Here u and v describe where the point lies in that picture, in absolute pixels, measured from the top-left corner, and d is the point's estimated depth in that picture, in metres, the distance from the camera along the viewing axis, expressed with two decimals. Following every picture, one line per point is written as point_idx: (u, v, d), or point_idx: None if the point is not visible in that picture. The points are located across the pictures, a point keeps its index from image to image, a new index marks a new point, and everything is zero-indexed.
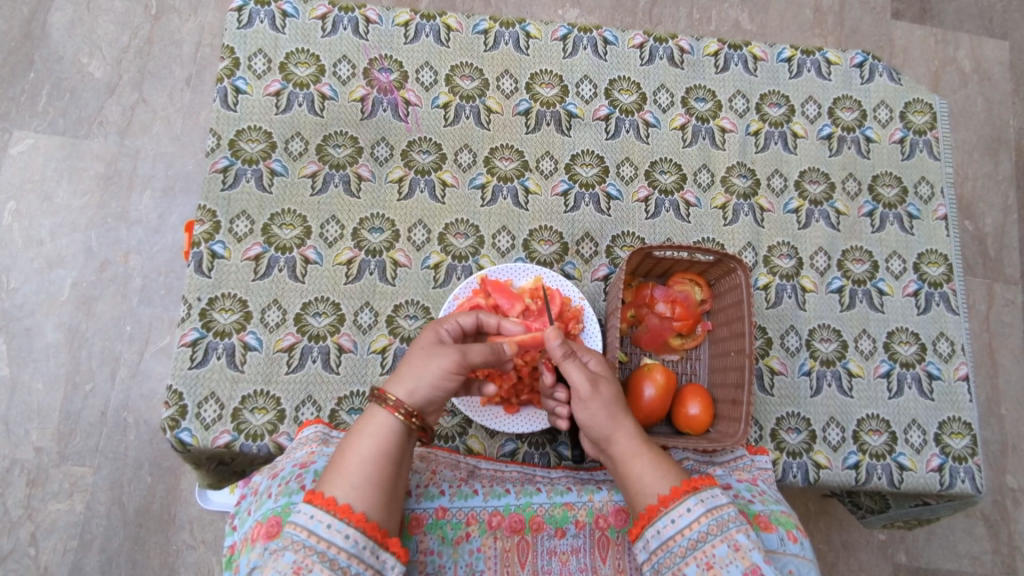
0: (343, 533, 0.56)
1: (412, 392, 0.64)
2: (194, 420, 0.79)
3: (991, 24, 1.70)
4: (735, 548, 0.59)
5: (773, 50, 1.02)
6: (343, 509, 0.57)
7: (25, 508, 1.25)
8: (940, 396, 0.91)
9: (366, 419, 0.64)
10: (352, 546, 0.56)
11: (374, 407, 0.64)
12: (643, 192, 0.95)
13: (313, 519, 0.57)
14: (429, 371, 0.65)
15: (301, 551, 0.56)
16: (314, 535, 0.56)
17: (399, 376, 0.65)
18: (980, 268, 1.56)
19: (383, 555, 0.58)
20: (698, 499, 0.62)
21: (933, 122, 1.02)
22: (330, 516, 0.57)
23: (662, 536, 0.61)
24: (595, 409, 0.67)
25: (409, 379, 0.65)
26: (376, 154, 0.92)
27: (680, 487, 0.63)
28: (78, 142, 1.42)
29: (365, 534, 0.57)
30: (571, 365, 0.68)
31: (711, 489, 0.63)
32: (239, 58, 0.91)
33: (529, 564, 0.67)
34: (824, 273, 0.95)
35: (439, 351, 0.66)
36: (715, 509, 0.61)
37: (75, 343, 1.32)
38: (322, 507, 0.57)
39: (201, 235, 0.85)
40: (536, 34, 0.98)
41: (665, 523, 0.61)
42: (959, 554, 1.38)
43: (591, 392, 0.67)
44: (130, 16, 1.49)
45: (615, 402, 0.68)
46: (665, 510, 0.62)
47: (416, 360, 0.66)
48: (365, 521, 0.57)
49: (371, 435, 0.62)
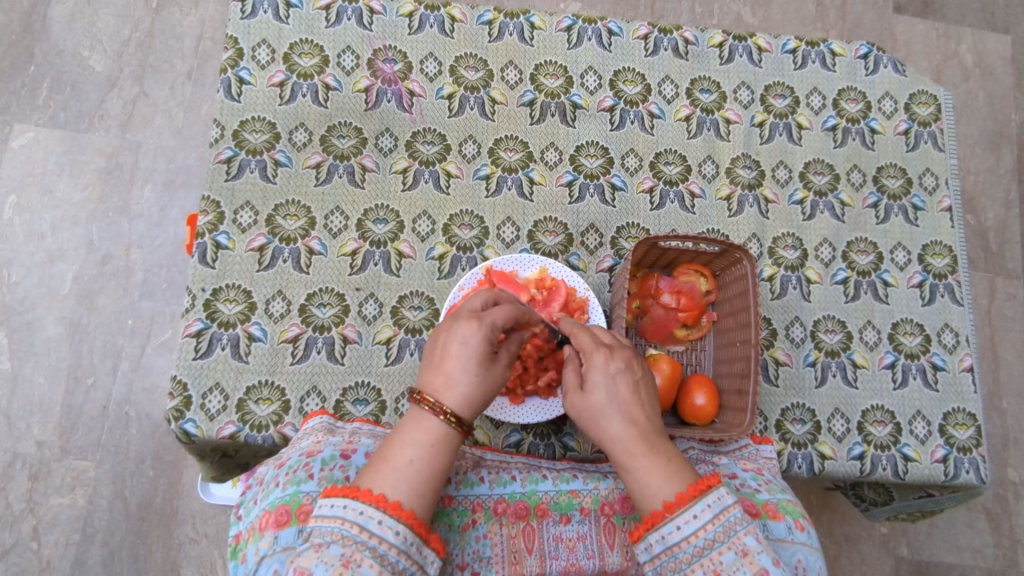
0: (394, 529, 0.56)
1: (474, 410, 0.64)
2: (199, 411, 0.78)
3: (993, 18, 1.70)
4: (742, 554, 0.58)
5: (778, 41, 1.02)
6: (395, 506, 0.57)
7: (27, 502, 1.24)
8: (945, 386, 0.91)
9: (419, 430, 0.62)
10: (402, 543, 0.56)
11: (426, 418, 0.62)
12: (648, 183, 0.95)
13: (363, 514, 0.56)
14: (490, 389, 0.66)
15: (350, 545, 0.55)
16: (364, 530, 0.55)
17: (458, 391, 0.63)
18: (982, 262, 1.56)
19: (427, 552, 0.58)
20: (706, 504, 0.59)
21: (938, 114, 1.02)
22: (381, 512, 0.56)
23: (667, 541, 0.59)
24: (579, 419, 0.66)
25: (474, 401, 0.64)
26: (380, 145, 0.92)
27: (687, 493, 0.60)
28: (79, 136, 1.42)
29: (414, 530, 0.57)
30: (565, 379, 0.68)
31: (716, 491, 0.60)
32: (243, 48, 0.91)
33: (536, 550, 0.66)
34: (829, 264, 0.95)
35: (496, 368, 0.66)
36: (722, 513, 0.59)
37: (77, 336, 1.32)
38: (372, 503, 0.56)
39: (205, 226, 0.84)
40: (540, 25, 0.98)
41: (670, 529, 0.59)
42: (961, 547, 1.38)
43: (569, 401, 0.67)
44: (130, 9, 1.49)
45: (600, 405, 0.65)
46: (671, 516, 0.59)
47: (477, 378, 0.64)
48: (414, 518, 0.57)
49: (435, 450, 0.61)
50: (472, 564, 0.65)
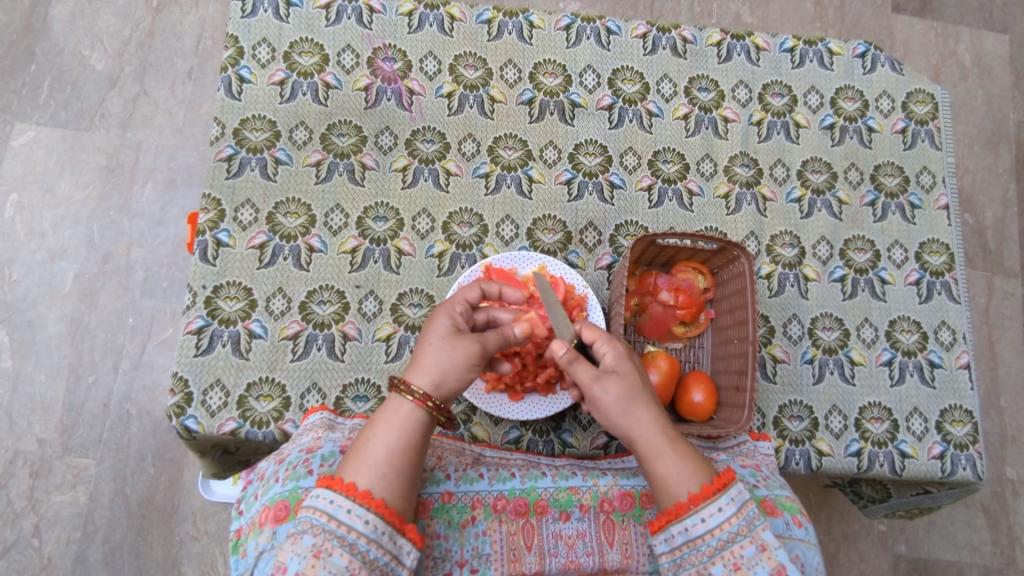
0: (363, 518, 0.56)
1: (435, 381, 0.63)
2: (200, 407, 0.79)
3: (991, 17, 1.70)
4: (762, 548, 0.59)
5: (776, 40, 1.03)
6: (363, 494, 0.57)
7: (28, 499, 1.25)
8: (941, 383, 0.91)
9: (386, 409, 0.63)
10: (372, 532, 0.56)
11: (392, 396, 0.63)
12: (646, 181, 0.95)
13: (333, 504, 0.57)
14: (455, 362, 0.64)
15: (320, 534, 0.56)
16: (333, 519, 0.56)
17: (421, 364, 0.64)
18: (980, 261, 1.56)
19: (401, 541, 0.58)
20: (729, 498, 0.61)
21: (934, 112, 1.02)
22: (350, 501, 0.57)
23: (690, 534, 0.60)
24: (607, 411, 0.64)
25: (435, 371, 0.63)
26: (380, 143, 0.92)
27: (712, 485, 0.61)
28: (80, 135, 1.42)
29: (384, 520, 0.57)
30: (577, 366, 0.65)
31: (738, 485, 0.62)
32: (243, 46, 0.91)
33: (536, 547, 0.67)
34: (826, 262, 0.95)
35: (463, 343, 0.65)
36: (744, 508, 0.61)
37: (78, 334, 1.33)
38: (342, 492, 0.57)
39: (206, 224, 0.85)
40: (539, 24, 0.99)
41: (695, 522, 0.60)
42: (958, 545, 1.39)
43: (603, 391, 0.64)
44: (131, 9, 1.49)
45: (631, 396, 0.64)
46: (696, 508, 0.60)
47: (439, 350, 0.65)
48: (384, 507, 0.57)
49: (398, 426, 0.61)
50: (471, 561, 0.66)
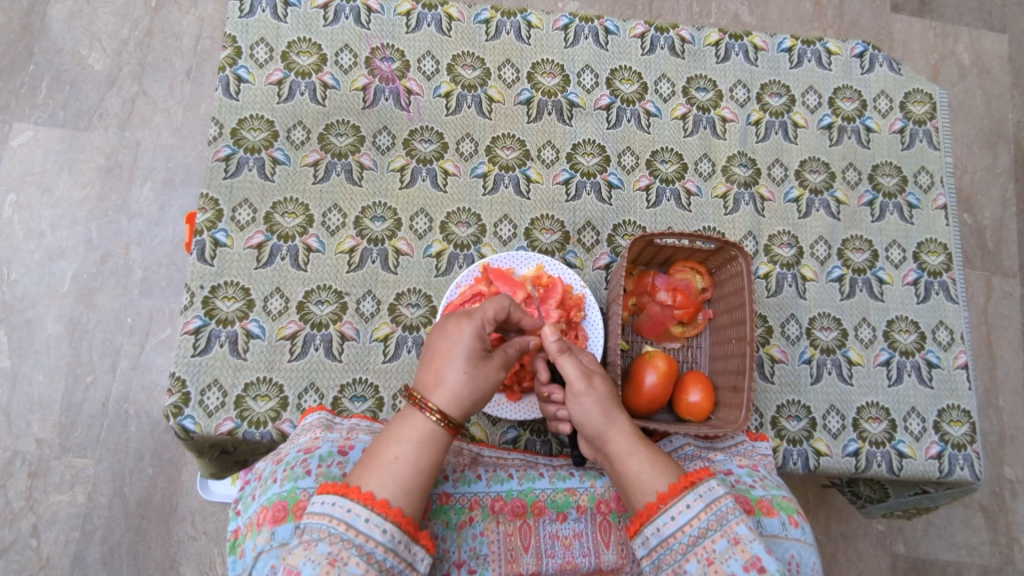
0: (381, 527, 0.56)
1: (463, 409, 0.66)
2: (198, 407, 0.79)
3: (989, 17, 1.70)
4: (734, 542, 0.58)
5: (773, 40, 1.03)
6: (383, 504, 0.57)
7: (27, 499, 1.25)
8: (939, 383, 0.91)
9: (409, 427, 0.63)
10: (389, 540, 0.57)
11: (416, 416, 0.64)
12: (644, 181, 0.95)
13: (350, 512, 0.57)
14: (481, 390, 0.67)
15: (337, 543, 0.55)
16: (351, 528, 0.56)
17: (448, 389, 0.65)
18: (979, 260, 1.56)
19: (415, 549, 0.58)
20: (697, 494, 0.60)
21: (933, 112, 1.02)
22: (368, 509, 0.57)
23: (662, 534, 0.60)
24: (588, 404, 0.68)
25: (465, 400, 0.66)
26: (378, 143, 0.92)
27: (679, 483, 0.61)
28: (78, 134, 1.42)
29: (401, 528, 0.57)
30: (566, 359, 0.70)
31: (707, 482, 0.61)
32: (241, 46, 0.91)
33: (533, 548, 0.67)
34: (824, 262, 0.95)
35: (489, 370, 0.68)
36: (714, 503, 0.60)
37: (76, 334, 1.33)
38: (360, 500, 0.57)
39: (203, 223, 0.85)
40: (537, 24, 0.98)
41: (664, 521, 0.60)
42: (957, 544, 1.39)
43: (585, 386, 0.68)
44: (129, 8, 1.49)
45: (609, 399, 0.68)
46: (664, 507, 0.60)
47: (468, 379, 0.66)
48: (402, 516, 0.58)
49: (423, 446, 0.62)
50: (469, 561, 0.66)
